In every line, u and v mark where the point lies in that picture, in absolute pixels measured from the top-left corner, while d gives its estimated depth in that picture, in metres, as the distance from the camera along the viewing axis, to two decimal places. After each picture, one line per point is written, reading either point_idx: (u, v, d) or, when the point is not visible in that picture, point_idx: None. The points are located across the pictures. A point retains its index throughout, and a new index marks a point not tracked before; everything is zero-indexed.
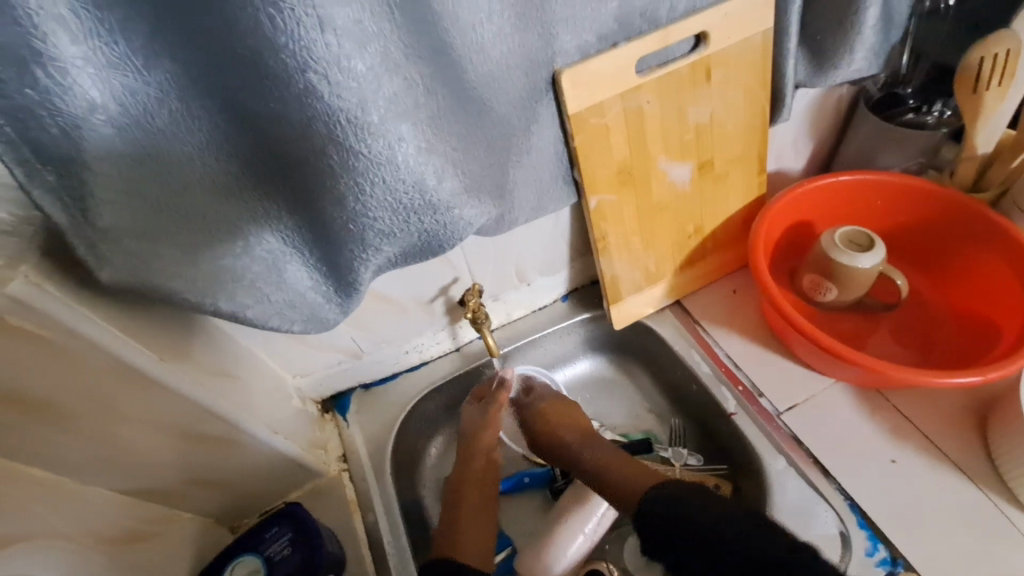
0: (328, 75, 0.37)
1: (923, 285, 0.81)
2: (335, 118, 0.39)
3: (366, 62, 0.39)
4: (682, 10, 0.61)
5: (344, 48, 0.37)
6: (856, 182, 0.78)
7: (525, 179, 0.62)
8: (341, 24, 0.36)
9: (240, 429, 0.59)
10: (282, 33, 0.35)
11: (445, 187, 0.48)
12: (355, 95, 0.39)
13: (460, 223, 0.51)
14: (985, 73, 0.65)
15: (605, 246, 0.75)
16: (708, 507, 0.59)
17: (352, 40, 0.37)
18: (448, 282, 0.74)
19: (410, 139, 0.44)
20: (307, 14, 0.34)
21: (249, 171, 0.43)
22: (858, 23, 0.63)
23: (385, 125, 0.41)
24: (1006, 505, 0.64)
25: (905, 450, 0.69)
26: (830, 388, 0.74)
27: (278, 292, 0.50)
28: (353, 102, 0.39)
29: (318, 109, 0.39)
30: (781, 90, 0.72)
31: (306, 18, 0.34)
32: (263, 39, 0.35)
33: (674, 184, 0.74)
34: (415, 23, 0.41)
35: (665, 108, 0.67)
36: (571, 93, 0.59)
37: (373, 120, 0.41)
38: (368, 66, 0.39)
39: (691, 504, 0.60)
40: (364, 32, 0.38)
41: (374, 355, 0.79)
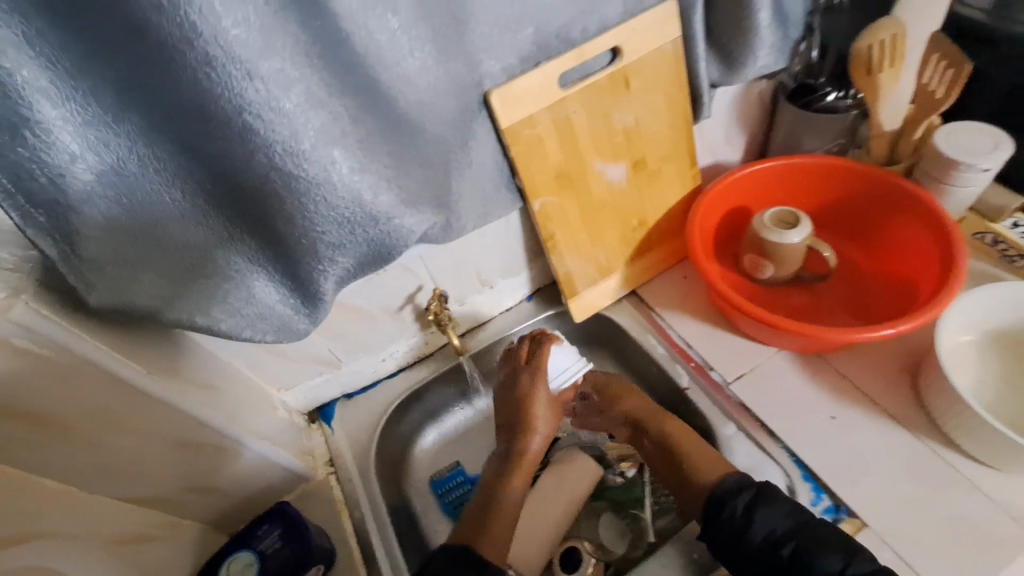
0: (261, 115, 0.44)
1: (856, 254, 0.86)
2: (272, 149, 0.46)
3: (294, 101, 0.45)
4: (594, 30, 0.69)
5: (272, 92, 0.44)
6: (780, 166, 0.85)
7: (469, 190, 0.70)
8: (266, 72, 0.43)
9: (227, 437, 0.67)
10: (217, 84, 0.42)
11: (382, 201, 0.55)
12: (287, 128, 0.46)
13: (402, 230, 0.58)
14: (875, 57, 0.71)
15: (554, 244, 0.81)
16: (778, 516, 0.61)
17: (278, 84, 0.44)
18: (413, 290, 0.80)
19: (343, 161, 0.51)
20: (236, 67, 0.42)
21: (212, 200, 0.50)
22: (754, 25, 0.71)
23: (318, 151, 0.48)
24: (942, 448, 0.70)
25: (845, 407, 0.74)
26: (774, 357, 0.80)
27: (249, 306, 0.57)
28: (286, 134, 0.46)
29: (258, 142, 0.46)
30: (698, 90, 0.80)
31: (235, 70, 0.42)
32: (204, 90, 0.42)
33: (611, 183, 0.81)
34: (339, 66, 0.49)
35: (591, 117, 0.74)
36: (501, 111, 0.67)
37: (306, 148, 0.48)
38: (295, 104, 0.46)
39: (763, 517, 0.61)
40: (288, 77, 0.45)
41: (352, 364, 0.85)
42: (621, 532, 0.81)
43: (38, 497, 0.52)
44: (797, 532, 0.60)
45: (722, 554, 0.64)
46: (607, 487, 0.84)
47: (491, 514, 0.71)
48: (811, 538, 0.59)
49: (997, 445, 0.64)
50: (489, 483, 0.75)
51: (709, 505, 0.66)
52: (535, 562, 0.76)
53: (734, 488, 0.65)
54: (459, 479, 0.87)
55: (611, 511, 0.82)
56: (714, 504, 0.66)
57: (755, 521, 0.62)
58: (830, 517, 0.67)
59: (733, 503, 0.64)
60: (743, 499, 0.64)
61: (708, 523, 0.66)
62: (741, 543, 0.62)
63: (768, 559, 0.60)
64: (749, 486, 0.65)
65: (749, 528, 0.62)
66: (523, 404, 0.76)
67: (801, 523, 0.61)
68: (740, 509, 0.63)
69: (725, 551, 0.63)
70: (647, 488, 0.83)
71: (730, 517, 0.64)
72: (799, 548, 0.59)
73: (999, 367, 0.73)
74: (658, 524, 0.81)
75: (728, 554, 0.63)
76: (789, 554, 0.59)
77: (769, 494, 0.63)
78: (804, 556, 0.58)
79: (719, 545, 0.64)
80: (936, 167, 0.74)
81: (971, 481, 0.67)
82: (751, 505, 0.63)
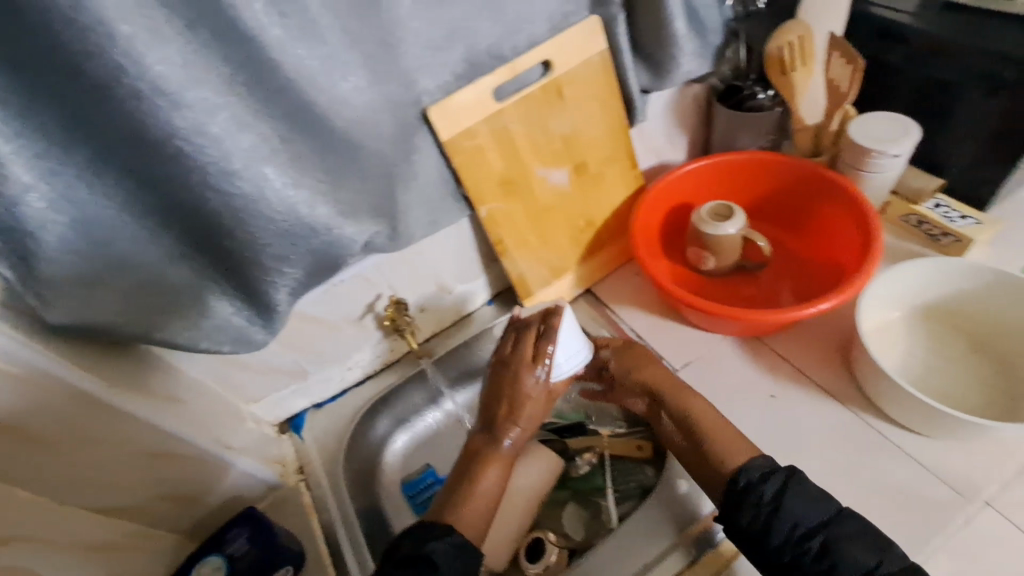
0: (193, 140, 0.49)
1: (793, 242, 0.91)
2: (206, 170, 0.51)
3: (221, 126, 0.50)
4: (524, 46, 0.74)
5: (199, 118, 0.48)
6: (714, 162, 0.90)
7: (416, 200, 0.74)
8: (193, 101, 0.48)
9: (196, 446, 0.71)
10: (148, 114, 0.46)
11: (319, 213, 0.60)
12: (218, 151, 0.50)
13: (342, 239, 0.63)
14: (787, 57, 0.77)
15: (504, 248, 0.86)
16: (808, 508, 0.60)
17: (204, 111, 0.49)
18: (373, 298, 0.84)
19: (276, 177, 0.55)
20: (162, 98, 0.46)
21: (162, 220, 0.55)
22: (673, 34, 0.76)
23: (250, 170, 0.53)
24: (874, 419, 0.73)
25: (784, 385, 0.78)
26: (719, 343, 0.84)
27: (205, 319, 0.61)
28: (217, 156, 0.50)
29: (192, 165, 0.50)
30: (630, 96, 0.85)
31: (161, 101, 0.46)
32: (137, 120, 0.47)
33: (555, 186, 0.86)
34: (268, 93, 0.53)
35: (529, 126, 0.79)
36: (440, 125, 0.71)
37: (238, 167, 0.52)
38: (223, 128, 0.50)
39: (793, 506, 0.60)
40: (213, 105, 0.49)
41: (320, 374, 0.88)
42: (584, 520, 0.84)
43: (26, 509, 0.55)
44: (827, 525, 0.59)
45: (742, 542, 0.62)
46: (570, 479, 0.87)
47: (467, 503, 0.68)
48: (841, 531, 0.59)
49: (923, 413, 0.67)
50: (469, 467, 0.71)
51: (729, 492, 0.64)
52: (503, 555, 0.78)
53: (760, 474, 0.63)
54: (429, 480, 0.89)
55: (575, 502, 0.86)
56: (738, 490, 0.63)
57: (783, 509, 0.60)
58: None
59: (761, 488, 0.62)
60: (772, 485, 0.62)
61: (728, 506, 0.64)
62: (769, 534, 0.60)
63: (793, 549, 0.59)
64: (775, 472, 0.63)
65: (777, 517, 0.60)
66: (514, 399, 0.72)
67: (830, 515, 0.60)
68: (768, 498, 0.61)
69: (747, 540, 0.61)
70: (606, 478, 0.86)
71: (756, 502, 0.61)
72: (829, 540, 0.58)
73: (926, 339, 0.76)
74: (620, 510, 0.83)
75: (749, 540, 0.61)
76: (817, 546, 0.58)
77: (797, 481, 0.62)
78: (833, 549, 0.58)
79: (740, 532, 0.62)
80: (853, 156, 0.79)
81: (903, 448, 0.71)
82: (780, 493, 0.61)
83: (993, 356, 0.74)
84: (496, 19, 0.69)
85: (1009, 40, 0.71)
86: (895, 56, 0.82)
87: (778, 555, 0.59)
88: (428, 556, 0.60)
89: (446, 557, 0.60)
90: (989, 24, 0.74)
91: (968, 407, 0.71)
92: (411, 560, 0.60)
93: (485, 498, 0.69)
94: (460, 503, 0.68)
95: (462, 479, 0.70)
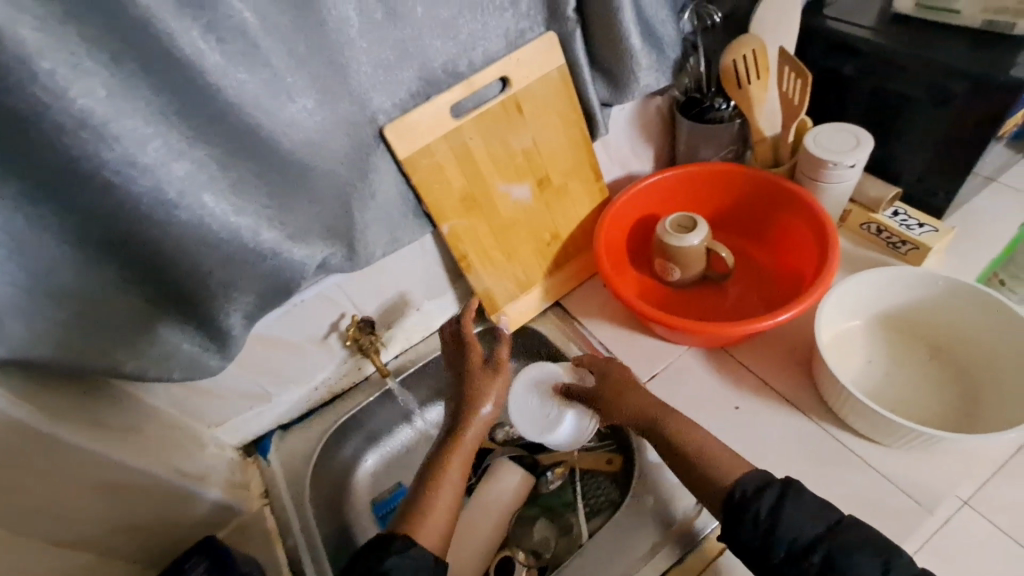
0: (123, 172, 0.49)
1: (758, 251, 0.92)
2: (140, 200, 0.51)
3: (152, 156, 0.50)
4: (480, 62, 0.74)
5: (127, 150, 0.48)
6: (678, 174, 0.90)
7: (376, 218, 0.73)
8: (120, 132, 0.47)
9: (146, 477, 0.69)
10: (74, 148, 0.46)
11: (266, 237, 0.61)
12: (150, 181, 0.50)
13: (293, 262, 0.64)
14: (741, 71, 0.78)
15: (469, 264, 0.85)
16: (807, 522, 0.57)
17: (133, 141, 0.48)
18: (337, 318, 0.83)
19: (214, 205, 0.56)
20: (88, 132, 0.46)
21: (102, 250, 0.53)
22: (629, 49, 0.77)
23: (186, 198, 0.53)
24: (835, 428, 0.74)
25: (747, 396, 0.78)
26: (685, 354, 0.84)
27: (154, 347, 0.61)
28: (150, 186, 0.51)
29: (124, 196, 0.50)
30: (591, 111, 0.85)
31: (87, 135, 0.46)
32: (64, 154, 0.46)
33: (518, 202, 0.86)
34: (206, 120, 0.53)
35: (488, 142, 0.79)
36: (397, 143, 0.71)
37: (174, 196, 0.52)
38: (154, 158, 0.50)
39: (790, 519, 0.57)
40: (143, 135, 0.49)
41: (284, 396, 0.87)
42: (554, 536, 0.83)
43: None
44: (830, 537, 0.55)
45: (745, 558, 0.59)
46: (540, 494, 0.87)
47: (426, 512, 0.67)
48: (843, 541, 0.55)
49: (881, 424, 0.67)
50: (427, 477, 0.70)
51: (726, 508, 0.61)
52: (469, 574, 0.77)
53: (756, 486, 0.60)
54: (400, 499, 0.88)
55: (544, 517, 0.86)
56: (734, 502, 0.60)
57: (780, 524, 0.56)
58: None
59: (756, 503, 0.59)
60: (767, 499, 0.59)
61: (727, 524, 0.61)
62: (770, 550, 0.56)
63: (793, 567, 0.55)
64: (771, 484, 0.60)
65: (775, 532, 0.56)
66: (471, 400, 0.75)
67: (828, 530, 0.56)
68: (764, 512, 0.58)
69: (750, 556, 0.58)
70: (576, 494, 0.86)
71: (754, 516, 0.58)
72: (832, 554, 0.54)
73: (886, 347, 0.77)
74: (591, 526, 0.83)
75: (750, 556, 0.58)
76: (820, 562, 0.54)
77: (791, 492, 0.58)
78: (839, 564, 0.54)
79: (742, 548, 0.58)
80: (809, 166, 0.80)
81: (864, 459, 0.71)
82: (776, 507, 0.58)
83: (960, 374, 0.73)
84: (450, 37, 0.69)
85: (956, 52, 0.73)
86: (849, 67, 0.83)
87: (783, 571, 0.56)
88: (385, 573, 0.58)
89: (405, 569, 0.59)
90: (936, 36, 0.75)
91: (926, 415, 0.71)
92: None
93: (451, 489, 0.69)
94: (426, 505, 0.67)
95: (428, 479, 0.70)
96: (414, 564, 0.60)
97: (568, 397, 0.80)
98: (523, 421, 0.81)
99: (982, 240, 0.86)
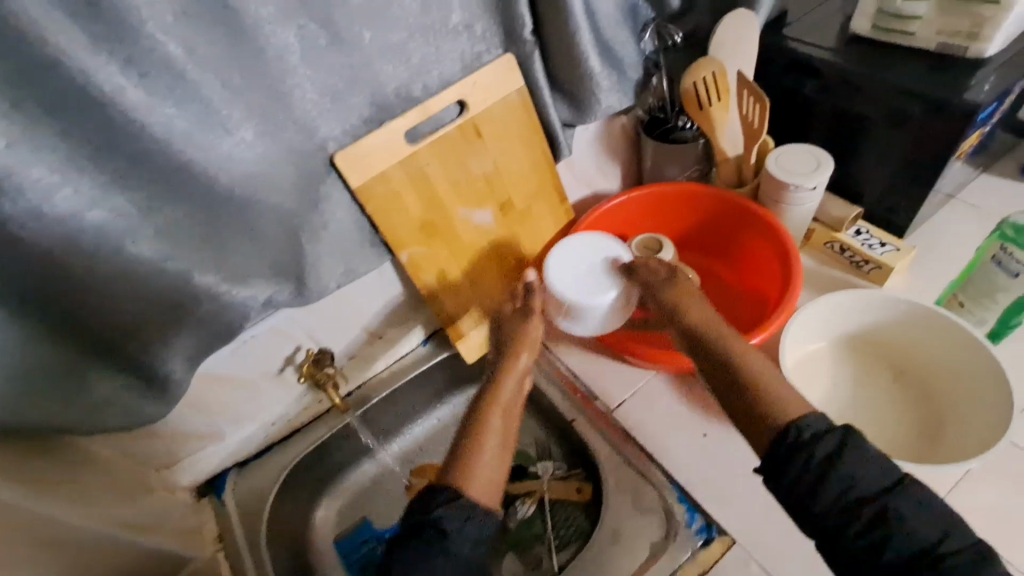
0: (30, 222, 0.46)
1: (725, 271, 0.91)
2: (54, 253, 0.49)
3: (66, 201, 0.48)
4: (436, 86, 0.72)
5: (36, 200, 0.46)
6: (644, 195, 0.89)
7: (329, 250, 0.70)
8: (28, 182, 0.45)
9: (89, 529, 0.64)
10: None
11: (205, 280, 0.59)
12: (64, 230, 0.48)
13: (235, 304, 0.62)
14: (703, 93, 0.77)
15: (430, 292, 0.83)
16: (869, 472, 0.53)
17: (42, 191, 0.46)
18: (291, 350, 0.79)
19: (144, 249, 0.54)
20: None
21: (18, 301, 0.50)
22: (588, 71, 0.75)
23: (111, 243, 0.52)
24: None
25: (715, 424, 0.77)
26: (653, 380, 0.82)
27: (85, 398, 0.57)
28: (63, 236, 0.48)
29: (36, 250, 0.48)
30: (552, 132, 0.83)
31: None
32: None
33: (480, 226, 0.83)
34: (128, 160, 0.50)
35: (447, 167, 0.77)
36: (349, 170, 0.68)
37: (96, 247, 0.51)
38: (68, 203, 0.48)
39: (848, 467, 0.53)
40: (51, 185, 0.46)
41: (238, 433, 0.83)
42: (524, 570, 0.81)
43: None
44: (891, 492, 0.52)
45: (786, 497, 0.56)
46: (508, 527, 0.84)
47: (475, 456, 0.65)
48: (903, 501, 0.52)
49: None
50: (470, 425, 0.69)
51: (776, 447, 0.57)
52: None
53: (817, 430, 0.56)
54: (366, 534, 0.87)
55: (513, 551, 0.83)
56: (789, 445, 0.56)
57: (837, 470, 0.53)
58: (702, 538, 0.67)
59: (815, 447, 0.55)
60: (826, 445, 0.55)
61: (773, 461, 0.57)
62: (818, 494, 0.53)
63: (841, 514, 0.53)
64: (834, 429, 0.56)
65: (829, 478, 0.53)
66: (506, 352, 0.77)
67: (889, 486, 0.53)
68: (822, 456, 0.54)
69: (793, 497, 0.55)
70: (546, 524, 0.83)
71: (808, 461, 0.55)
72: (887, 510, 0.51)
73: (853, 369, 0.77)
74: (561, 559, 0.80)
75: (795, 498, 0.55)
76: (871, 516, 0.52)
77: (856, 444, 0.54)
78: (893, 520, 0.51)
79: (785, 489, 0.56)
80: (771, 188, 0.80)
81: None
82: (835, 452, 0.54)
83: (923, 397, 0.73)
84: (401, 61, 0.66)
85: (913, 74, 0.73)
86: (809, 87, 0.82)
87: (824, 517, 0.54)
88: (436, 521, 0.57)
89: (454, 518, 0.58)
90: (892, 58, 0.75)
91: (894, 441, 0.71)
92: (419, 526, 0.58)
93: (493, 441, 0.67)
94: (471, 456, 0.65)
95: (469, 430, 0.69)
96: (464, 511, 0.59)
97: (621, 275, 0.79)
98: (570, 282, 0.78)
99: (943, 258, 0.87)
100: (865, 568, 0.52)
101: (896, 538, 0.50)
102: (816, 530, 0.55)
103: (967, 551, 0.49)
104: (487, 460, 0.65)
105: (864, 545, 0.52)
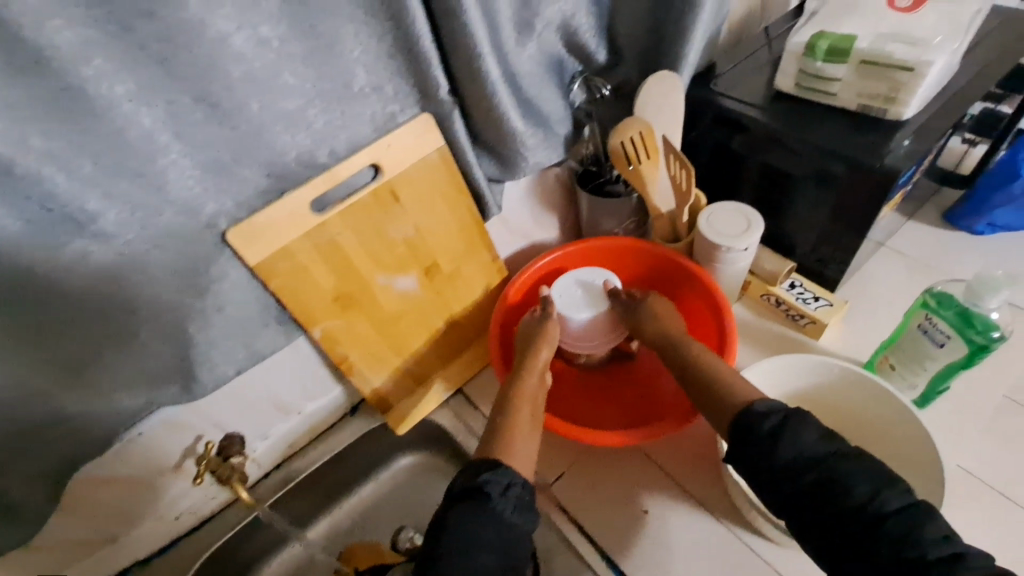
0: None
1: None
2: None
3: None
4: (344, 150, 0.65)
5: None
6: (577, 250, 0.86)
7: (226, 336, 0.62)
8: None
9: None
10: None
11: (71, 402, 0.54)
12: None
13: (107, 410, 0.57)
14: (631, 151, 0.74)
15: (350, 365, 0.77)
16: (814, 434, 0.55)
17: None
18: (192, 441, 0.71)
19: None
20: None
21: None
22: (512, 130, 0.70)
23: None
24: (744, 532, 0.70)
25: (656, 499, 0.74)
26: (593, 449, 0.79)
27: None
28: None
29: None
30: (480, 191, 0.78)
31: None
32: None
33: (403, 293, 0.78)
34: None
35: (361, 235, 0.71)
36: (245, 248, 0.60)
37: None
38: None
39: (791, 437, 0.54)
40: None
41: (137, 532, 0.74)
42: None
43: None
44: (840, 455, 0.53)
45: (746, 468, 0.57)
46: None
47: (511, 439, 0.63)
48: (855, 466, 0.53)
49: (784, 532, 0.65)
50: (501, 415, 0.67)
51: (737, 423, 0.59)
52: None
53: (770, 405, 0.58)
54: None
55: None
56: (742, 425, 0.58)
57: (781, 442, 0.54)
58: None
59: (761, 420, 0.57)
60: (771, 420, 0.56)
61: (735, 439, 0.59)
62: (771, 461, 0.55)
63: (794, 474, 0.53)
64: (778, 407, 0.57)
65: (777, 447, 0.54)
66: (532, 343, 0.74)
67: (835, 453, 0.53)
68: (769, 428, 0.56)
69: (754, 470, 0.56)
70: None
71: (758, 433, 0.56)
72: (833, 474, 0.52)
73: None
74: None
75: (754, 469, 0.56)
76: (817, 478, 0.52)
77: (799, 419, 0.56)
78: (839, 480, 0.52)
79: (745, 463, 0.57)
80: (704, 248, 0.78)
81: (774, 567, 0.67)
82: (780, 425, 0.55)
83: None
84: (301, 129, 0.60)
85: (836, 134, 0.72)
86: (737, 142, 0.81)
87: (780, 478, 0.54)
88: (480, 487, 0.56)
89: (497, 487, 0.56)
90: (818, 117, 0.74)
91: None
92: (467, 493, 0.56)
93: (523, 428, 0.65)
94: (506, 439, 0.63)
95: (502, 412, 0.67)
96: (506, 479, 0.57)
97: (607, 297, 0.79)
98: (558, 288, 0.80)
99: (875, 307, 0.87)
100: (828, 530, 0.51)
101: (840, 496, 0.51)
102: (779, 495, 0.55)
103: (905, 507, 0.50)
104: (522, 445, 0.63)
105: (823, 510, 0.51)
